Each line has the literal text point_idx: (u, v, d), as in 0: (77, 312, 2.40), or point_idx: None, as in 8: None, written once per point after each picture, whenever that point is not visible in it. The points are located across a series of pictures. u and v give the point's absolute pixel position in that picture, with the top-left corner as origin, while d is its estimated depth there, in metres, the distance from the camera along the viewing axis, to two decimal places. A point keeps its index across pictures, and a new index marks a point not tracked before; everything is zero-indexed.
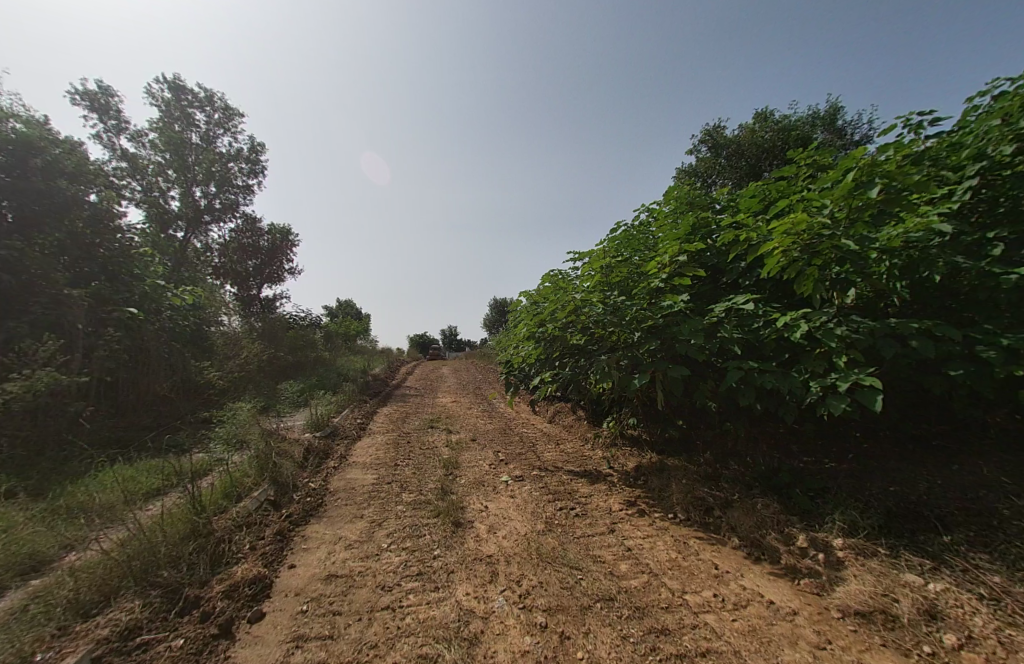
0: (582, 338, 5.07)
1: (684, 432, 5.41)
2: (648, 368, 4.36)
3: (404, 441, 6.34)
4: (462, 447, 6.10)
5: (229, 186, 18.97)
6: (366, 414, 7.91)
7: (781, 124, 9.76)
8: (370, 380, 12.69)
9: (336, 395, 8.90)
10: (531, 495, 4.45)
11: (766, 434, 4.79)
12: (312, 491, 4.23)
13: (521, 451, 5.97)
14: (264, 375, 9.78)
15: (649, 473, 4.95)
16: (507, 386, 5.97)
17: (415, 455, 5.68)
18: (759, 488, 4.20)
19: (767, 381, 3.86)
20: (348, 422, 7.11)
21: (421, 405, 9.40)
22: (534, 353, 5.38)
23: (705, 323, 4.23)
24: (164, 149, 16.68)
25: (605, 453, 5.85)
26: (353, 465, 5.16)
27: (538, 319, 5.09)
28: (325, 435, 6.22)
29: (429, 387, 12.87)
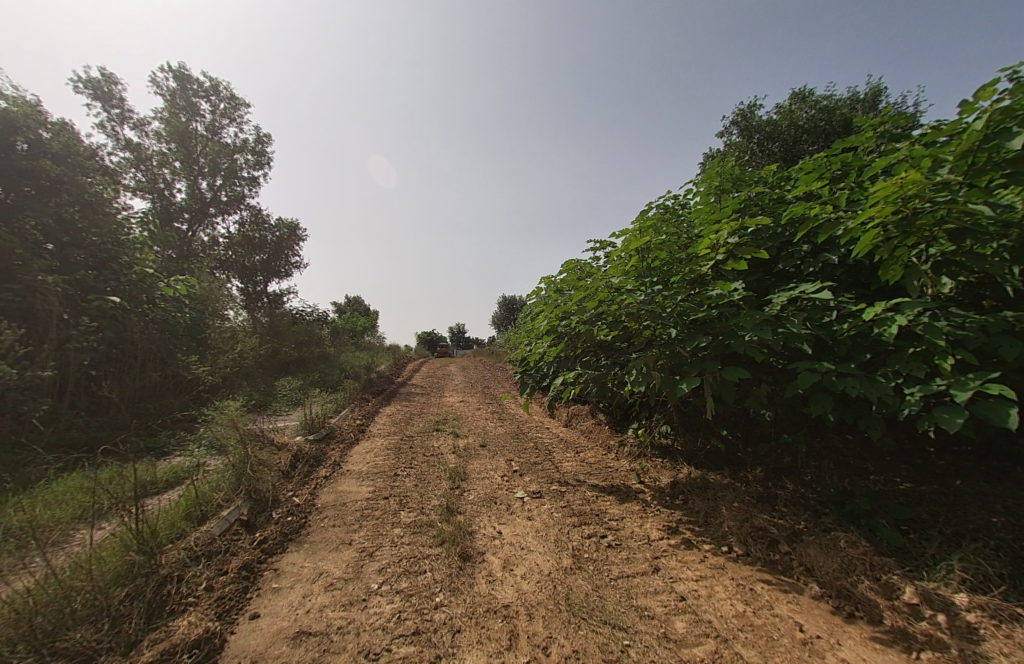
0: (612, 333, 4.32)
1: (728, 443, 4.69)
2: (696, 370, 3.64)
3: (407, 446, 5.69)
4: (471, 454, 5.42)
5: (236, 178, 18.51)
6: (367, 414, 7.26)
7: (826, 104, 8.83)
8: (374, 377, 12.05)
9: (336, 394, 8.27)
10: (553, 516, 3.77)
11: (831, 449, 4.08)
12: (294, 509, 3.58)
13: (537, 460, 5.28)
14: (261, 371, 9.18)
15: (689, 491, 4.25)
16: (520, 386, 5.25)
17: (418, 463, 5.01)
18: (830, 516, 3.50)
19: (850, 388, 3.13)
20: (346, 423, 6.46)
21: (426, 405, 8.72)
22: (553, 348, 4.65)
23: (766, 316, 3.50)
24: (169, 140, 16.31)
25: (633, 464, 5.15)
26: (346, 475, 4.50)
27: (559, 309, 4.35)
28: (318, 439, 5.57)
29: (436, 385, 12.24)
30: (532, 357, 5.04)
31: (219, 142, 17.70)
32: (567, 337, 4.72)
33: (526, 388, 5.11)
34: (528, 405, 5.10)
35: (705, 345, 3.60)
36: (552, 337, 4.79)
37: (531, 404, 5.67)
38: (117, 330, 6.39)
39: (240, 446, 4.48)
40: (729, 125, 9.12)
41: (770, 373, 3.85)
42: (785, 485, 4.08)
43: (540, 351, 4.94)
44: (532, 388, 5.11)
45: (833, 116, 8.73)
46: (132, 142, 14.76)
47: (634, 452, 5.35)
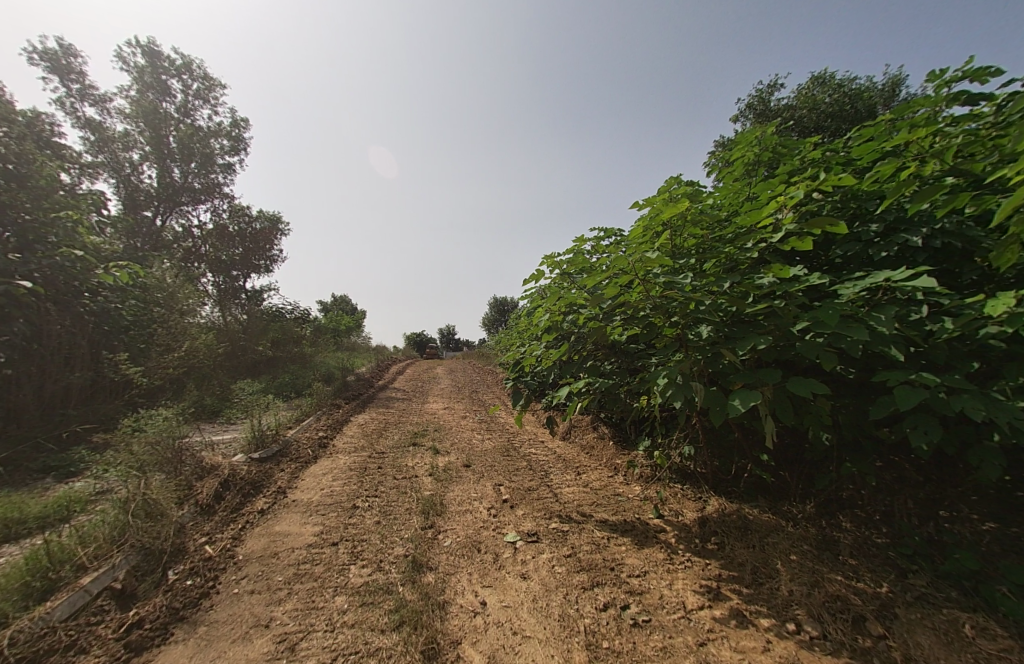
0: (629, 332, 3.40)
1: (767, 469, 3.83)
2: (749, 381, 2.75)
3: (373, 465, 4.72)
4: (451, 476, 4.47)
5: (211, 165, 17.39)
6: (334, 424, 6.26)
7: (849, 89, 8.10)
8: (351, 380, 11.02)
9: (302, 400, 7.27)
10: (556, 571, 2.84)
11: (904, 481, 3.24)
12: (199, 566, 2.61)
13: (530, 485, 4.35)
14: (218, 372, 8.12)
15: (725, 532, 3.37)
16: (511, 394, 4.28)
17: (384, 489, 4.04)
18: (920, 578, 2.66)
19: (970, 410, 2.28)
20: (305, 436, 5.45)
21: (405, 412, 7.71)
22: (554, 350, 3.69)
23: (844, 310, 2.65)
24: (138, 122, 15.26)
25: (647, 491, 4.26)
26: (289, 508, 3.52)
27: (563, 299, 3.35)
28: (264, 457, 4.56)
29: (419, 388, 11.29)
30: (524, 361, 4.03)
31: (192, 125, 16.56)
32: (572, 336, 3.80)
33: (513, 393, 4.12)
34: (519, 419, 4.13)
35: (764, 347, 2.68)
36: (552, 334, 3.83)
37: (526, 415, 4.68)
38: (32, 322, 5.34)
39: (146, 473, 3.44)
40: (744, 108, 8.30)
41: (836, 383, 3.00)
42: (847, 527, 3.23)
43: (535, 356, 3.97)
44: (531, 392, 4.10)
45: (858, 100, 8.02)
46: (93, 121, 13.56)
47: (647, 475, 4.45)
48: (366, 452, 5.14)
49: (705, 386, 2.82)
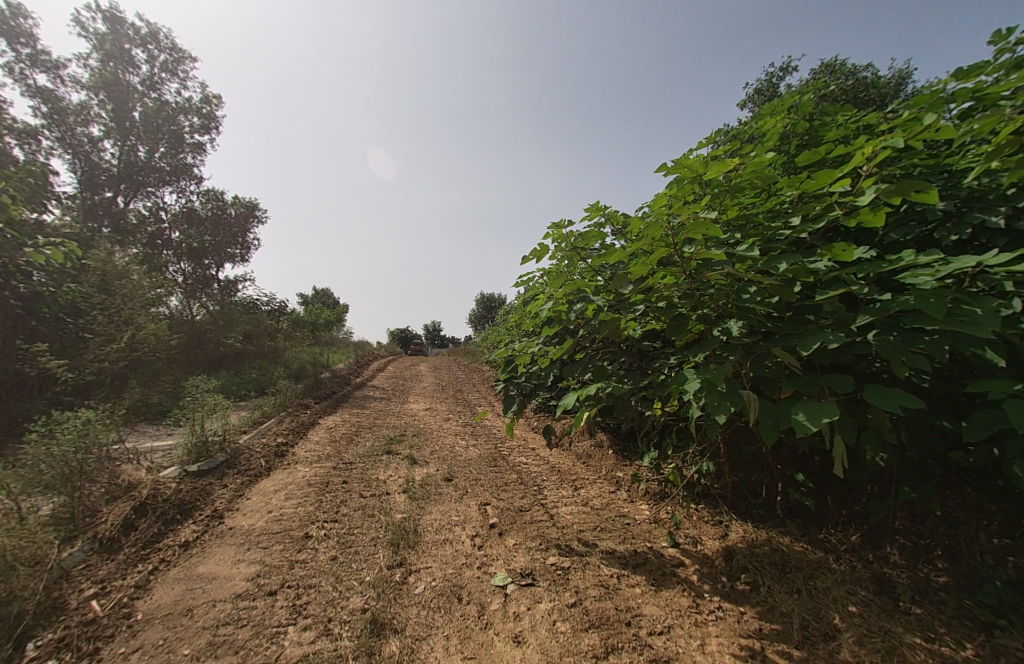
0: (649, 328, 2.74)
1: (799, 489, 3.26)
2: (809, 388, 2.13)
3: (336, 479, 4.01)
4: (429, 493, 3.78)
5: (180, 144, 16.33)
6: (297, 428, 5.53)
7: (861, 78, 7.69)
8: (324, 378, 10.21)
9: (264, 400, 6.50)
10: (554, 631, 2.22)
11: (969, 509, 2.69)
12: (73, 636, 1.97)
13: (523, 505, 3.69)
14: (171, 368, 7.28)
15: (759, 569, 2.78)
16: (502, 399, 3.58)
17: (347, 512, 3.34)
18: (1012, 638, 2.12)
19: None
20: (260, 443, 4.71)
21: (381, 414, 7.01)
22: (557, 348, 3.02)
23: (935, 304, 2.03)
24: (98, 94, 14.17)
25: (657, 512, 3.66)
26: (221, 541, 2.83)
27: (571, 284, 2.67)
28: (202, 472, 3.82)
29: (400, 387, 10.57)
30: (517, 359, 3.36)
31: (158, 100, 15.51)
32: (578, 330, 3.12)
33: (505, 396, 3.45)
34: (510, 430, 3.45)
35: (838, 346, 2.03)
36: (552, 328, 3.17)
37: (517, 423, 4.00)
38: None
39: (32, 499, 2.73)
40: (752, 93, 7.80)
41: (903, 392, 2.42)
42: (904, 565, 2.68)
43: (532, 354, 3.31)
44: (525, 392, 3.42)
45: (870, 89, 7.61)
46: (44, 90, 12.48)
47: (656, 492, 3.86)
48: (330, 463, 4.42)
49: (760, 395, 2.14)
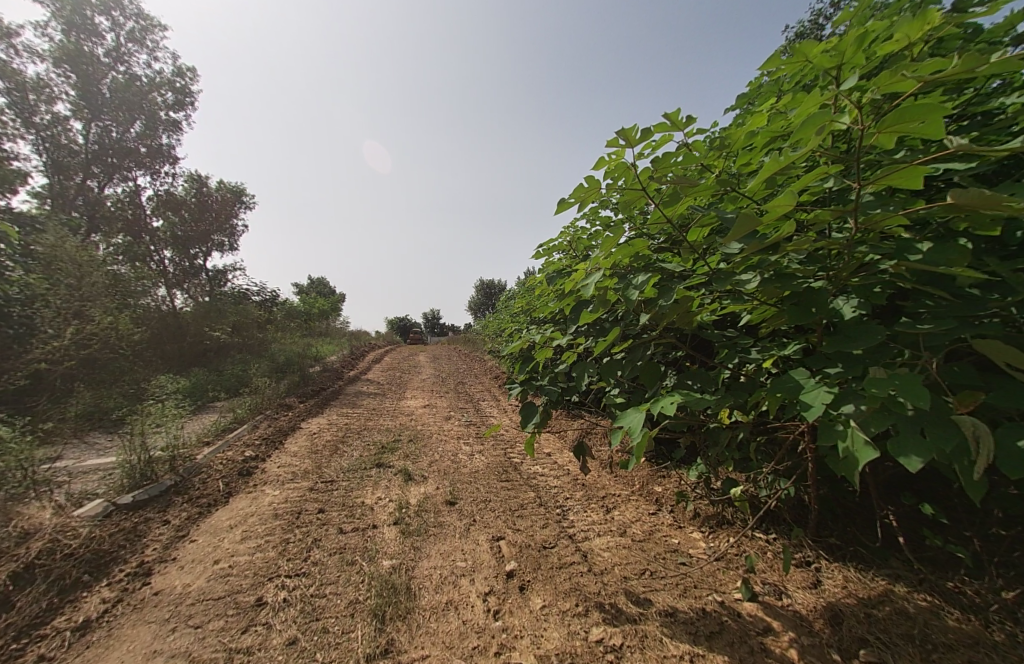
0: (740, 308, 1.87)
1: (912, 517, 2.47)
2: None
3: (311, 504, 3.22)
4: (427, 522, 2.99)
5: (156, 123, 15.37)
6: (273, 435, 4.73)
7: None
8: (314, 372, 9.38)
9: (239, 401, 5.69)
10: None
11: None
12: None
13: (551, 540, 2.87)
14: (136, 366, 6.49)
15: (885, 642, 2.00)
16: (523, 405, 2.62)
17: (321, 558, 2.55)
18: None
19: None
20: (222, 459, 3.89)
21: (375, 413, 6.24)
22: (603, 342, 2.14)
23: None
24: (62, 67, 13.15)
25: (718, 544, 2.86)
26: (139, 618, 2.07)
27: (628, 247, 1.77)
28: (139, 503, 3.05)
29: (398, 380, 9.78)
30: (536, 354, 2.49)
31: (129, 74, 14.52)
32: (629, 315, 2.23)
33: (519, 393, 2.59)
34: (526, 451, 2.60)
35: None
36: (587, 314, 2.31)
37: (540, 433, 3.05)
38: None
39: None
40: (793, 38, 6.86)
41: None
42: None
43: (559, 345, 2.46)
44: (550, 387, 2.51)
45: None
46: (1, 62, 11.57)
47: (712, 516, 3.06)
48: (304, 482, 3.60)
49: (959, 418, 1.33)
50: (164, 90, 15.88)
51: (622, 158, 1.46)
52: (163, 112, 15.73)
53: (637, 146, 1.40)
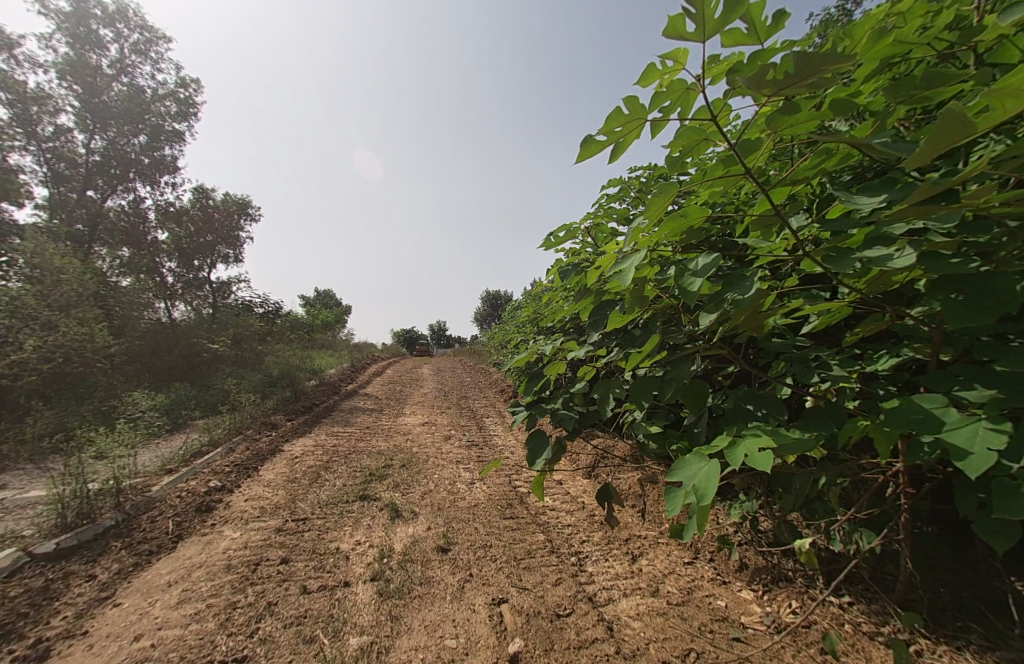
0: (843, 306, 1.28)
1: None
2: None
3: (273, 553, 2.66)
4: (411, 578, 2.42)
5: (159, 134, 15.25)
6: (247, 460, 4.19)
7: None
8: (308, 387, 8.86)
9: (217, 421, 5.16)
10: None
11: None
12: None
13: (566, 604, 2.28)
14: (112, 382, 6.01)
15: None
16: (530, 435, 2.01)
17: (270, 634, 2.00)
18: None
19: None
20: (180, 492, 3.35)
21: (369, 432, 5.70)
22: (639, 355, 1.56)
23: None
24: (65, 78, 13.00)
25: (777, 608, 2.26)
26: None
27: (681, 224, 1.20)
28: (64, 554, 2.53)
29: (398, 395, 9.25)
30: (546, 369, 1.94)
31: (132, 86, 14.44)
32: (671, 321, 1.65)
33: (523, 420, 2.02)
34: (533, 493, 2.03)
35: None
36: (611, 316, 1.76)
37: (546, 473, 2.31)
38: None
39: None
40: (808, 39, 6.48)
41: None
42: None
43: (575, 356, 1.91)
44: (562, 411, 1.96)
45: None
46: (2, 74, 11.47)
47: (766, 571, 2.46)
48: (271, 521, 3.04)
49: None
50: (167, 101, 15.73)
51: (683, 67, 0.93)
52: (166, 123, 15.57)
53: (711, 38, 0.87)
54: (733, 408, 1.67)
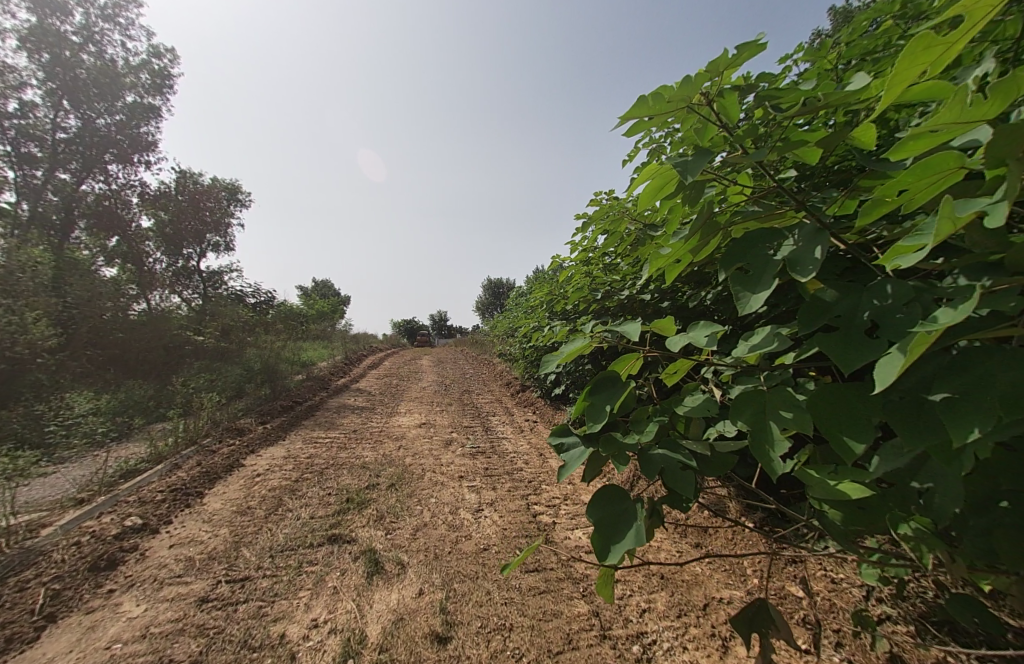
0: None
1: None
2: None
3: (182, 648, 1.75)
4: None
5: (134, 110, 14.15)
6: (190, 483, 3.26)
7: None
8: (292, 383, 7.90)
9: (166, 429, 4.23)
10: None
11: None
12: None
13: None
14: (51, 383, 5.08)
15: None
16: (598, 492, 1.01)
17: None
18: None
19: None
20: (78, 539, 2.42)
21: (354, 438, 4.77)
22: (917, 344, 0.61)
23: None
24: (28, 45, 11.90)
25: None
26: None
27: None
28: None
29: (394, 390, 8.31)
30: (627, 363, 0.99)
31: (104, 57, 13.34)
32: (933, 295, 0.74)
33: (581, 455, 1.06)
34: (598, 593, 1.08)
35: None
36: (790, 256, 0.82)
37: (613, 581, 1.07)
38: None
39: None
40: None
41: None
42: None
43: (686, 340, 0.98)
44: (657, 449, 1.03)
45: None
46: None
47: None
48: (194, 586, 2.11)
49: None
50: (142, 74, 14.61)
51: None
52: (142, 97, 14.47)
53: None
54: (1019, 446, 0.78)
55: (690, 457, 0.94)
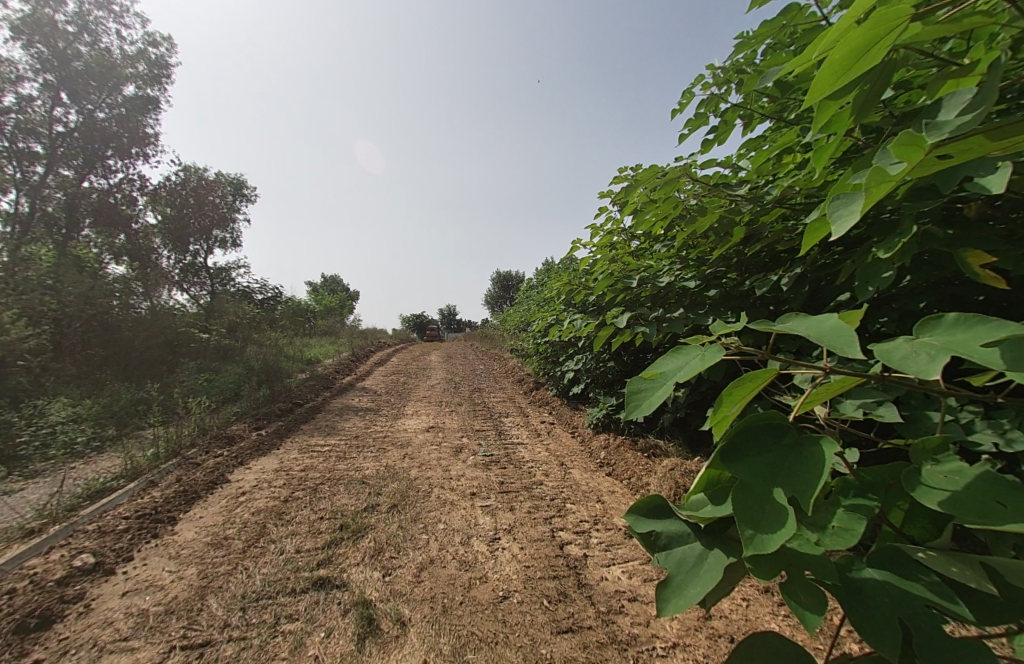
0: None
1: None
2: None
3: None
4: None
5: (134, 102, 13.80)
6: (164, 506, 2.84)
7: None
8: (294, 382, 7.49)
9: (147, 440, 3.83)
10: None
11: None
12: None
13: None
14: (33, 388, 4.72)
15: None
16: (750, 640, 0.53)
17: None
18: None
19: None
20: (13, 588, 2.02)
21: (355, 446, 4.33)
22: None
23: None
24: (22, 38, 11.58)
25: None
26: None
27: None
28: None
29: (402, 389, 7.87)
30: (767, 380, 0.55)
31: (100, 48, 12.98)
32: None
33: (701, 567, 0.59)
34: None
35: None
36: None
37: None
38: None
39: None
40: None
41: None
42: None
43: (944, 350, 0.50)
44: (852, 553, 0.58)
45: None
46: None
47: None
48: (139, 656, 1.68)
49: None
50: (140, 66, 14.26)
51: None
52: (141, 90, 14.12)
53: None
54: None
55: (974, 581, 0.46)
